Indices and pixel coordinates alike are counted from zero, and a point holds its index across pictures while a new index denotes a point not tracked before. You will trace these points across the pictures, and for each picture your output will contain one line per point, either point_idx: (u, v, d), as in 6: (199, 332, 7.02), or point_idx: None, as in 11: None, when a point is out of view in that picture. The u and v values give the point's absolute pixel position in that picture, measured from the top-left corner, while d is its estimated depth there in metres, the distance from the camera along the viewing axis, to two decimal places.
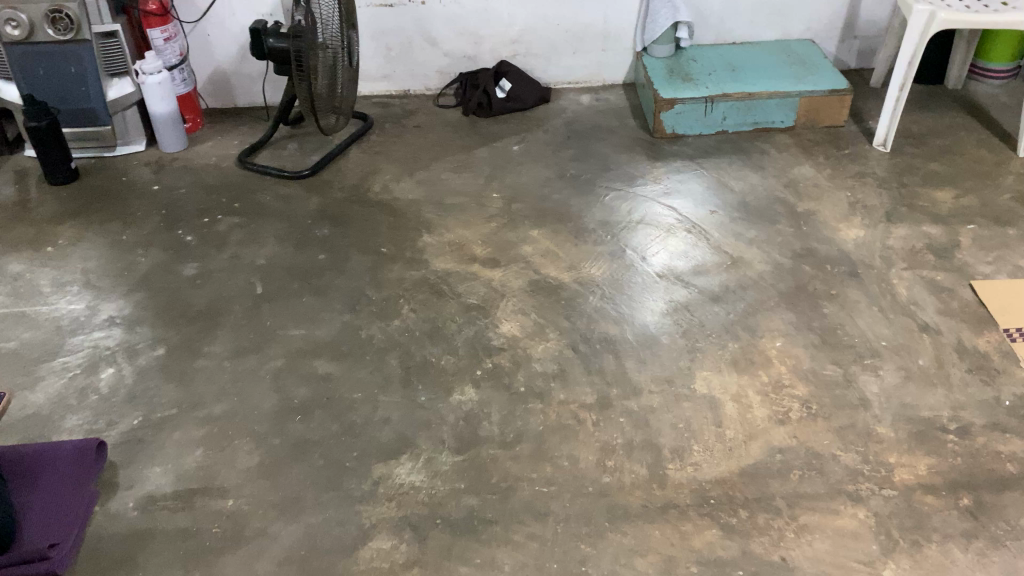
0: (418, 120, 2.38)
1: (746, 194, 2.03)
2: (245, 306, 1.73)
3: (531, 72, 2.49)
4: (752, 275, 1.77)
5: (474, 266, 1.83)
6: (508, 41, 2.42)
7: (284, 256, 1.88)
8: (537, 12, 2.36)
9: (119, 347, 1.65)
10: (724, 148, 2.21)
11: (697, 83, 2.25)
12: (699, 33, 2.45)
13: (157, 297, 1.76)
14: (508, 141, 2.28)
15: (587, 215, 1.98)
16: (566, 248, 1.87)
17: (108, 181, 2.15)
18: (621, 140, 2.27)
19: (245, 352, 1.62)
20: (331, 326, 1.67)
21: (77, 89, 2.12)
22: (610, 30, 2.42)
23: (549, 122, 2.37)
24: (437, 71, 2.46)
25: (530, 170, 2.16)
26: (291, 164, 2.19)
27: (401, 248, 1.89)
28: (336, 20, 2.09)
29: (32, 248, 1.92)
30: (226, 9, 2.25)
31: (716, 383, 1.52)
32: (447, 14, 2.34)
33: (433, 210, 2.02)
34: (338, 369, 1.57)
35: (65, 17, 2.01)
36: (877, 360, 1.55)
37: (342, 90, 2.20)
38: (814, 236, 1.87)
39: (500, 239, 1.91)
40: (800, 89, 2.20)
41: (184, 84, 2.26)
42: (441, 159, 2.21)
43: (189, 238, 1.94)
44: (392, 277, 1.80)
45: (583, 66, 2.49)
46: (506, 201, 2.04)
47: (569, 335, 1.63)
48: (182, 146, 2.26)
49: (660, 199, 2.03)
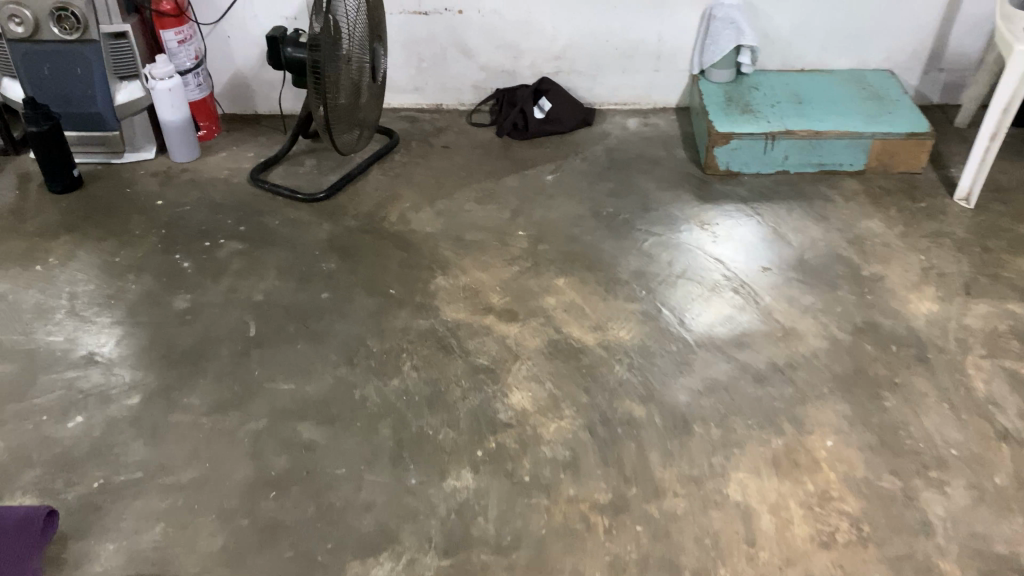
0: (448, 141, 2.21)
1: (803, 249, 1.80)
2: (234, 350, 1.57)
3: (575, 90, 2.28)
4: (802, 353, 1.55)
5: (489, 318, 1.64)
6: (550, 56, 2.21)
7: (284, 292, 1.71)
8: (585, 26, 2.15)
9: (92, 390, 1.50)
10: (782, 192, 1.98)
11: (757, 117, 2.02)
12: (763, 58, 2.21)
13: (141, 333, 1.61)
14: (541, 168, 2.08)
15: (621, 264, 1.77)
16: (593, 303, 1.67)
17: (111, 192, 2.01)
18: (667, 174, 2.05)
19: (226, 408, 1.46)
20: (322, 382, 1.50)
21: (82, 92, 1.98)
22: (664, 50, 2.19)
23: (589, 148, 2.16)
24: (471, 85, 2.28)
25: (562, 204, 1.95)
26: (306, 184, 2.02)
27: (411, 291, 1.71)
28: (362, 31, 1.92)
29: (20, 266, 1.78)
30: (248, 10, 2.10)
31: (752, 489, 1.31)
32: (486, 25, 2.16)
33: (451, 247, 1.83)
34: (324, 436, 1.40)
35: (70, 16, 1.87)
36: (945, 473, 1.32)
37: (364, 107, 2.03)
38: (878, 307, 1.64)
39: (521, 287, 1.72)
40: (874, 130, 1.96)
41: (199, 90, 2.11)
42: (466, 187, 2.02)
43: (186, 265, 1.78)
44: (396, 326, 1.63)
45: (632, 86, 2.27)
46: (532, 241, 1.84)
47: (587, 413, 1.43)
48: (193, 156, 2.11)
49: (706, 250, 1.81)
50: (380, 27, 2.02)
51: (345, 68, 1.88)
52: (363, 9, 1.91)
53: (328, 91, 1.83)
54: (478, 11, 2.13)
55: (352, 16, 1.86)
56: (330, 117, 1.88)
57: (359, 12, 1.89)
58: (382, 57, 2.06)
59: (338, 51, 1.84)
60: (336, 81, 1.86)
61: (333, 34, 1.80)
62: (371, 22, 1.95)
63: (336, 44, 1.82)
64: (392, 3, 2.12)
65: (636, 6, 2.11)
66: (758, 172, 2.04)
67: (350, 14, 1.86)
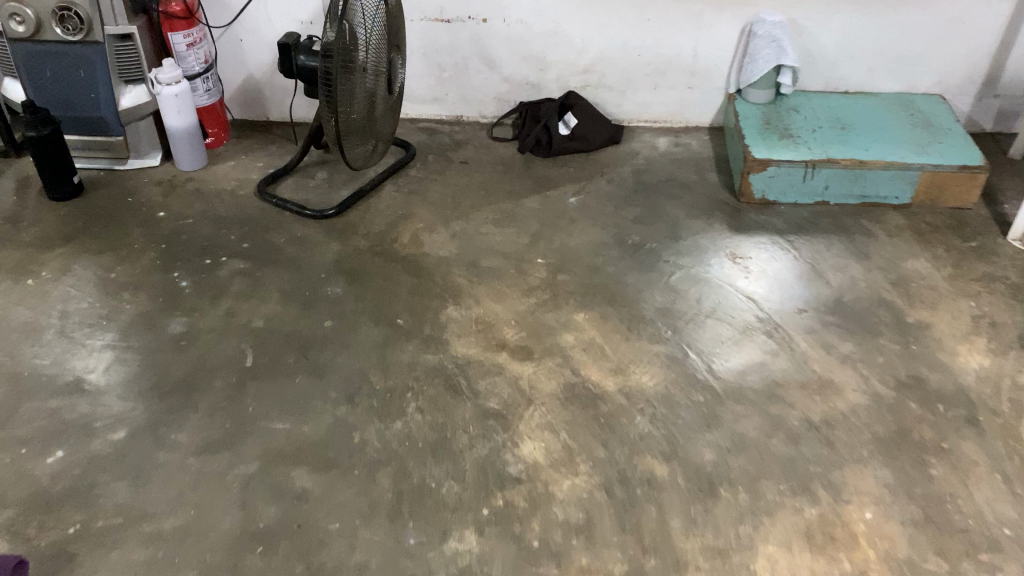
0: (467, 156, 2.10)
1: (843, 290, 1.67)
2: (229, 382, 1.47)
3: (602, 106, 2.16)
4: (840, 409, 1.43)
5: (502, 355, 1.53)
6: (578, 69, 2.09)
7: (285, 319, 1.61)
8: (616, 39, 2.03)
9: (76, 421, 1.40)
10: (821, 224, 1.85)
11: (796, 143, 1.89)
12: (805, 78, 2.08)
13: (132, 359, 1.52)
14: (564, 189, 1.97)
15: (646, 299, 1.65)
16: (614, 342, 1.55)
17: (112, 201, 1.92)
18: (698, 201, 1.93)
19: (216, 448, 1.36)
20: (320, 422, 1.40)
21: (85, 96, 1.89)
22: (699, 66, 2.07)
23: (615, 169, 2.04)
24: (494, 97, 2.17)
25: (585, 230, 1.84)
26: (316, 200, 1.92)
27: (420, 321, 1.60)
28: (380, 39, 1.81)
29: (11, 279, 1.69)
30: (262, 13, 1.99)
31: (783, 566, 1.19)
32: (511, 36, 2.04)
33: (465, 274, 1.73)
34: (318, 485, 1.30)
35: (74, 16, 1.78)
36: (997, 556, 1.20)
37: (379, 120, 1.92)
38: (924, 359, 1.51)
39: (537, 321, 1.60)
40: (923, 162, 1.82)
41: (208, 95, 2.01)
42: (484, 208, 1.91)
43: (184, 285, 1.69)
44: (403, 360, 1.52)
45: (663, 103, 2.14)
46: (551, 270, 1.73)
47: (604, 469, 1.32)
48: (199, 165, 2.02)
49: (738, 287, 1.69)
50: (399, 36, 1.92)
51: (361, 78, 1.77)
52: (381, 16, 1.80)
53: (341, 102, 1.72)
54: (503, 21, 2.02)
55: (370, 23, 1.76)
56: (342, 129, 1.77)
57: (377, 20, 1.79)
58: (399, 68, 1.95)
59: (355, 60, 1.73)
60: (350, 92, 1.75)
61: (349, 41, 1.69)
62: (390, 30, 1.85)
63: (352, 53, 1.71)
64: (413, 10, 2.01)
65: (671, 19, 1.98)
66: (796, 201, 1.91)
67: (368, 21, 1.76)
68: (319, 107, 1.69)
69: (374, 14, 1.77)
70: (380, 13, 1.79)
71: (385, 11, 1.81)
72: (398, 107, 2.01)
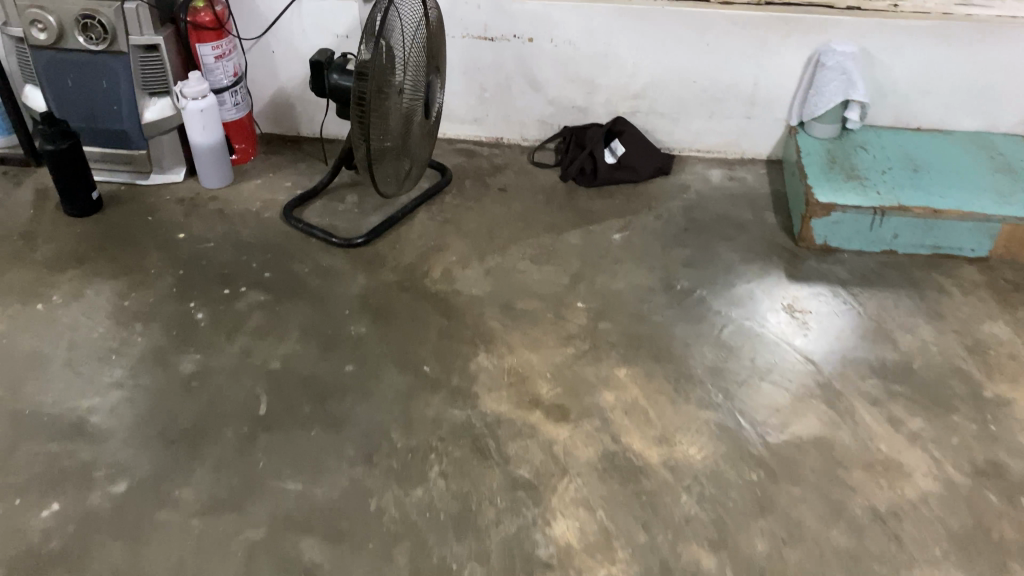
0: (505, 182, 1.97)
1: (912, 355, 1.52)
2: (239, 433, 1.37)
3: (652, 133, 2.02)
4: (910, 497, 1.28)
5: (535, 414, 1.40)
6: (628, 94, 1.96)
7: (304, 360, 1.50)
8: (670, 64, 1.89)
9: (74, 468, 1.31)
10: (888, 277, 1.70)
11: (864, 186, 1.74)
12: (874, 112, 1.92)
13: (139, 399, 1.42)
14: (609, 224, 1.83)
15: (695, 355, 1.51)
16: (658, 405, 1.42)
17: (131, 220, 1.83)
18: (753, 243, 1.78)
19: (221, 509, 1.25)
20: (335, 485, 1.29)
21: (108, 108, 1.80)
22: (759, 96, 1.92)
23: (664, 203, 1.89)
24: (537, 120, 2.04)
25: (630, 272, 1.70)
26: (344, 226, 1.81)
27: (448, 370, 1.48)
28: (419, 59, 1.69)
29: (20, 303, 1.61)
30: (296, 25, 1.88)
31: None
32: (558, 57, 1.92)
33: (498, 316, 1.60)
34: (329, 559, 1.18)
35: (97, 25, 1.69)
36: None
37: (413, 145, 1.80)
38: (1004, 442, 1.36)
39: (574, 375, 1.47)
40: (1005, 213, 1.66)
41: (236, 109, 1.91)
42: (522, 242, 1.78)
43: (199, 317, 1.59)
44: (427, 415, 1.40)
45: (718, 132, 2.00)
46: (592, 315, 1.59)
47: (643, 558, 1.19)
48: (224, 183, 1.92)
49: (795, 345, 1.55)
50: (439, 56, 1.80)
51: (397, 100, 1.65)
52: (421, 34, 1.69)
53: (374, 125, 1.60)
54: (551, 40, 1.89)
55: (408, 41, 1.64)
56: (374, 154, 1.65)
57: (417, 38, 1.67)
58: (438, 90, 1.83)
59: (392, 80, 1.61)
60: (384, 115, 1.63)
61: (386, 60, 1.58)
62: (430, 49, 1.73)
63: (389, 73, 1.60)
64: (456, 26, 1.90)
65: (730, 45, 1.85)
66: (861, 248, 1.76)
67: (407, 39, 1.64)
68: (350, 131, 1.57)
69: (413, 31, 1.66)
70: (420, 31, 1.68)
71: (425, 28, 1.69)
72: (435, 130, 1.89)
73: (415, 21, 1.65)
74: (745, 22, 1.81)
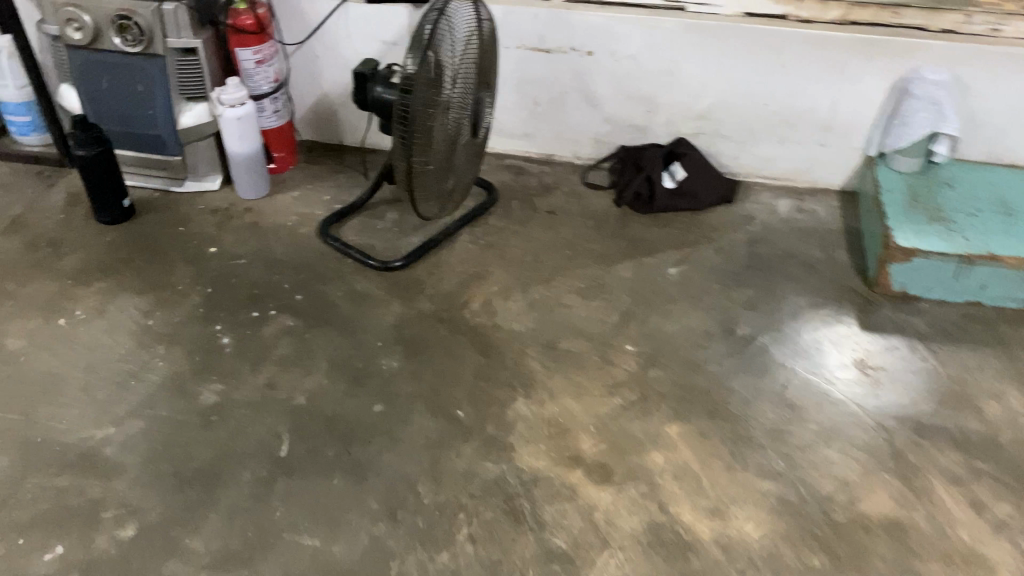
0: (554, 205, 1.85)
1: (999, 427, 1.36)
2: (257, 476, 1.28)
3: (716, 157, 1.88)
4: None
5: (575, 472, 1.28)
6: (692, 114, 1.81)
7: (330, 397, 1.40)
8: (740, 85, 1.75)
9: (80, 507, 1.23)
10: (972, 333, 1.54)
11: (951, 228, 1.57)
12: (963, 146, 1.75)
13: (154, 432, 1.34)
14: (664, 256, 1.70)
15: (753, 414, 1.38)
16: (711, 470, 1.29)
17: (162, 230, 1.75)
18: (821, 287, 1.64)
19: (231, 564, 1.16)
20: (354, 543, 1.19)
21: (142, 112, 1.72)
22: (836, 123, 1.76)
23: (726, 235, 1.75)
24: (592, 138, 1.91)
25: (685, 313, 1.57)
26: (381, 246, 1.71)
27: (483, 415, 1.37)
28: (468, 73, 1.58)
29: (41, 318, 1.54)
30: (341, 29, 1.79)
31: None
32: (618, 73, 1.78)
33: (540, 355, 1.48)
34: None
35: (134, 26, 1.60)
36: None
37: (458, 164, 1.68)
38: None
39: (620, 430, 1.35)
40: None
41: (275, 117, 1.82)
42: (569, 272, 1.66)
43: (224, 342, 1.50)
44: (457, 468, 1.29)
45: (789, 160, 1.84)
46: (643, 361, 1.47)
47: None
48: (260, 193, 1.83)
49: (866, 408, 1.40)
50: (491, 70, 1.68)
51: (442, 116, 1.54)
52: (471, 46, 1.58)
53: (416, 142, 1.49)
54: (611, 55, 1.76)
55: (457, 53, 1.53)
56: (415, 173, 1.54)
57: (467, 49, 1.56)
58: (487, 107, 1.72)
59: (438, 94, 1.50)
60: (428, 131, 1.52)
61: (433, 72, 1.47)
62: (480, 63, 1.62)
63: (435, 86, 1.48)
64: (509, 36, 1.78)
65: (808, 67, 1.69)
66: (942, 297, 1.60)
67: (456, 50, 1.53)
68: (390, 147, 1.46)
69: (463, 43, 1.55)
70: (471, 42, 1.57)
71: (477, 40, 1.58)
72: (482, 149, 1.78)
73: (466, 32, 1.54)
74: (825, 43, 1.65)
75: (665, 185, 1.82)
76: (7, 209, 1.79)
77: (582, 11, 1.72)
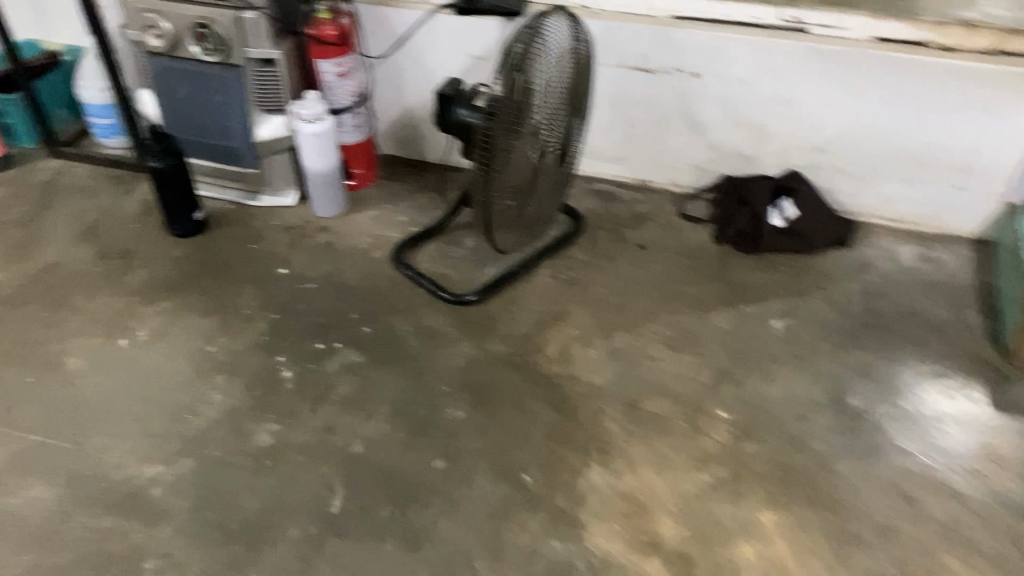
0: (647, 237, 1.69)
1: None
2: (305, 535, 1.18)
3: (833, 194, 1.68)
4: None
5: (651, 562, 1.14)
6: (807, 146, 1.63)
7: (389, 447, 1.30)
8: (864, 116, 1.55)
9: (120, 553, 1.16)
10: None
11: None
12: None
13: (204, 474, 1.26)
14: (767, 306, 1.52)
15: (862, 508, 1.20)
16: (809, 572, 1.13)
17: (233, 246, 1.68)
18: (947, 354, 1.44)
19: None
20: None
21: (219, 122, 1.65)
22: (974, 164, 1.55)
23: (838, 285, 1.56)
24: (692, 165, 1.74)
25: (787, 377, 1.40)
26: (456, 277, 1.61)
27: (552, 484, 1.24)
28: (559, 98, 1.45)
29: (103, 337, 1.49)
30: (428, 40, 1.68)
31: None
32: (726, 97, 1.61)
33: (620, 416, 1.33)
34: None
35: (212, 35, 1.54)
36: None
37: (542, 196, 1.55)
38: None
39: (705, 514, 1.20)
40: None
41: (355, 132, 1.73)
42: (659, 318, 1.51)
43: (285, 376, 1.41)
44: (519, 544, 1.16)
45: (915, 201, 1.64)
46: (736, 432, 1.31)
47: None
48: (335, 211, 1.75)
49: (998, 509, 1.20)
50: (585, 92, 1.54)
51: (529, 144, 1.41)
52: (565, 68, 1.45)
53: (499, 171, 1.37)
54: (720, 77, 1.59)
55: (550, 76, 1.40)
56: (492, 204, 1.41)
57: (560, 72, 1.43)
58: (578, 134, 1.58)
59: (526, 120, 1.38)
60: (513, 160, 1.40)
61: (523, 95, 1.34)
62: (573, 88, 1.49)
63: (524, 111, 1.36)
64: (607, 52, 1.63)
65: (947, 99, 1.49)
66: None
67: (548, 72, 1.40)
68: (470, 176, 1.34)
69: (557, 65, 1.42)
70: (565, 65, 1.44)
71: (571, 64, 1.45)
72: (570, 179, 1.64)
73: (561, 53, 1.42)
74: (969, 74, 1.45)
75: (772, 224, 1.64)
76: (83, 216, 1.76)
77: (689, 28, 1.56)
